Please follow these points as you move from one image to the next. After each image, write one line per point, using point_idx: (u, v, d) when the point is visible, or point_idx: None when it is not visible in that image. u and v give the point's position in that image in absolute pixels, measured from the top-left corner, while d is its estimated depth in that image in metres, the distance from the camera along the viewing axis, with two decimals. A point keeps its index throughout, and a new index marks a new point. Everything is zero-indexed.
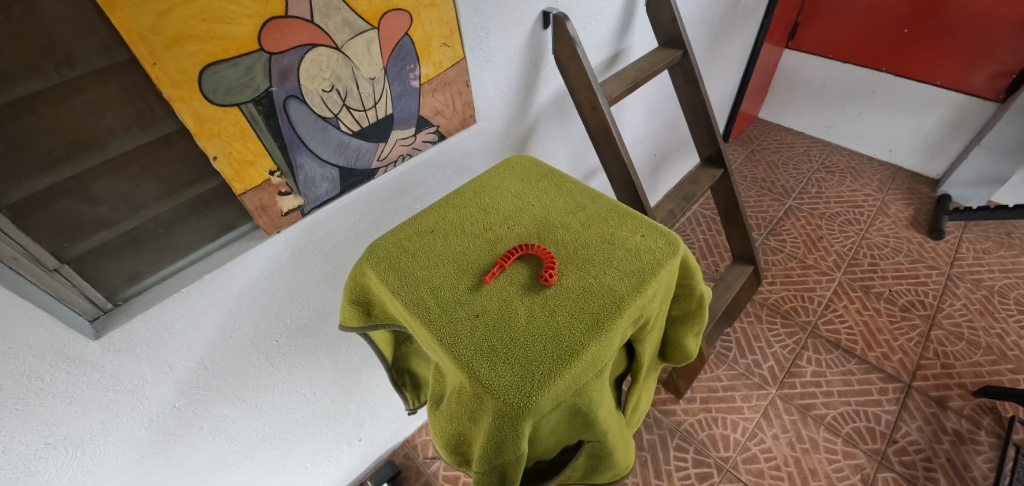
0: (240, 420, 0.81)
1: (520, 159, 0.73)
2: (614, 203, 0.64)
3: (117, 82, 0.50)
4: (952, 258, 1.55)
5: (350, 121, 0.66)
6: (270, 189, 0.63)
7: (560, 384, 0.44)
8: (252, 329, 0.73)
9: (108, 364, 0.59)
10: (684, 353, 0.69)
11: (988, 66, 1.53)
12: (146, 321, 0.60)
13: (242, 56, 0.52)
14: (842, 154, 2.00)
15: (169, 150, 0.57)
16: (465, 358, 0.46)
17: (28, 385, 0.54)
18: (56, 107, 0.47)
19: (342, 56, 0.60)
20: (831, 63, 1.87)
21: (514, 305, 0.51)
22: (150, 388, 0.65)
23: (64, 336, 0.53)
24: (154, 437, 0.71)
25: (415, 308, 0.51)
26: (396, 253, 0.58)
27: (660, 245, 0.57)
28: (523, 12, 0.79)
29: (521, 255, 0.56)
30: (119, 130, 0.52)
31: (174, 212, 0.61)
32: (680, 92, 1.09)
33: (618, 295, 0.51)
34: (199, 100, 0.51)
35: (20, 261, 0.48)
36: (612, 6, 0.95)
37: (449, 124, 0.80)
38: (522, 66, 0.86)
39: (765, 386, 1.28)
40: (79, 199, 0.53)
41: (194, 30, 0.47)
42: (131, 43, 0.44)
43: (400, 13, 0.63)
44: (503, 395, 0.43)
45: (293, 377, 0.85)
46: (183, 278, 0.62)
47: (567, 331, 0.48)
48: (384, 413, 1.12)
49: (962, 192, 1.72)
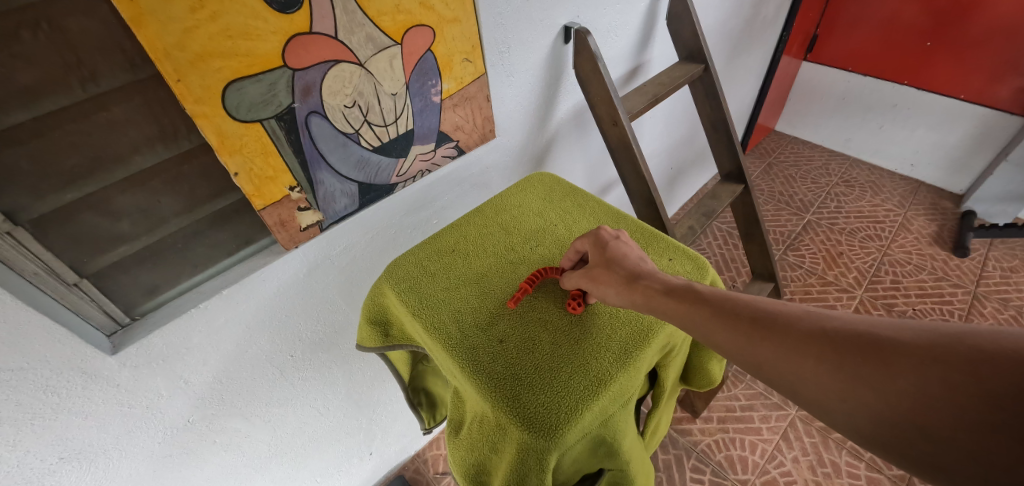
0: (253, 434, 0.80)
1: (540, 176, 0.72)
2: (639, 224, 0.63)
3: (141, 98, 0.50)
4: (978, 277, 1.51)
5: (371, 136, 0.65)
6: (289, 205, 0.62)
7: (588, 416, 0.43)
8: (268, 344, 0.72)
9: (123, 378, 0.58)
10: (707, 377, 0.67)
11: (1013, 79, 1.49)
12: (163, 335, 0.59)
13: (266, 73, 0.51)
14: (861, 168, 1.97)
15: (191, 166, 0.56)
16: (489, 387, 0.45)
17: (44, 400, 0.53)
18: (80, 123, 0.47)
19: (365, 72, 0.60)
20: (851, 76, 1.84)
21: (537, 331, 0.50)
22: (164, 402, 0.65)
23: (81, 352, 0.53)
24: (167, 452, 0.70)
25: (437, 332, 0.50)
26: (416, 273, 0.57)
27: (689, 270, 0.56)
28: (545, 26, 0.78)
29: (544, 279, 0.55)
30: (142, 146, 0.52)
31: (194, 226, 0.61)
32: (700, 106, 1.08)
33: (647, 321, 0.50)
34: (222, 116, 0.50)
35: (39, 275, 0.48)
36: (633, 20, 0.94)
37: (469, 139, 0.79)
38: (542, 80, 0.85)
39: (784, 407, 1.25)
40: (100, 214, 0.52)
41: (219, 47, 0.47)
42: (157, 60, 0.44)
43: (423, 29, 0.63)
44: (528, 426, 0.41)
45: (306, 391, 0.84)
46: (202, 293, 0.62)
47: (593, 360, 0.46)
48: (396, 428, 1.11)
49: (987, 209, 1.67)
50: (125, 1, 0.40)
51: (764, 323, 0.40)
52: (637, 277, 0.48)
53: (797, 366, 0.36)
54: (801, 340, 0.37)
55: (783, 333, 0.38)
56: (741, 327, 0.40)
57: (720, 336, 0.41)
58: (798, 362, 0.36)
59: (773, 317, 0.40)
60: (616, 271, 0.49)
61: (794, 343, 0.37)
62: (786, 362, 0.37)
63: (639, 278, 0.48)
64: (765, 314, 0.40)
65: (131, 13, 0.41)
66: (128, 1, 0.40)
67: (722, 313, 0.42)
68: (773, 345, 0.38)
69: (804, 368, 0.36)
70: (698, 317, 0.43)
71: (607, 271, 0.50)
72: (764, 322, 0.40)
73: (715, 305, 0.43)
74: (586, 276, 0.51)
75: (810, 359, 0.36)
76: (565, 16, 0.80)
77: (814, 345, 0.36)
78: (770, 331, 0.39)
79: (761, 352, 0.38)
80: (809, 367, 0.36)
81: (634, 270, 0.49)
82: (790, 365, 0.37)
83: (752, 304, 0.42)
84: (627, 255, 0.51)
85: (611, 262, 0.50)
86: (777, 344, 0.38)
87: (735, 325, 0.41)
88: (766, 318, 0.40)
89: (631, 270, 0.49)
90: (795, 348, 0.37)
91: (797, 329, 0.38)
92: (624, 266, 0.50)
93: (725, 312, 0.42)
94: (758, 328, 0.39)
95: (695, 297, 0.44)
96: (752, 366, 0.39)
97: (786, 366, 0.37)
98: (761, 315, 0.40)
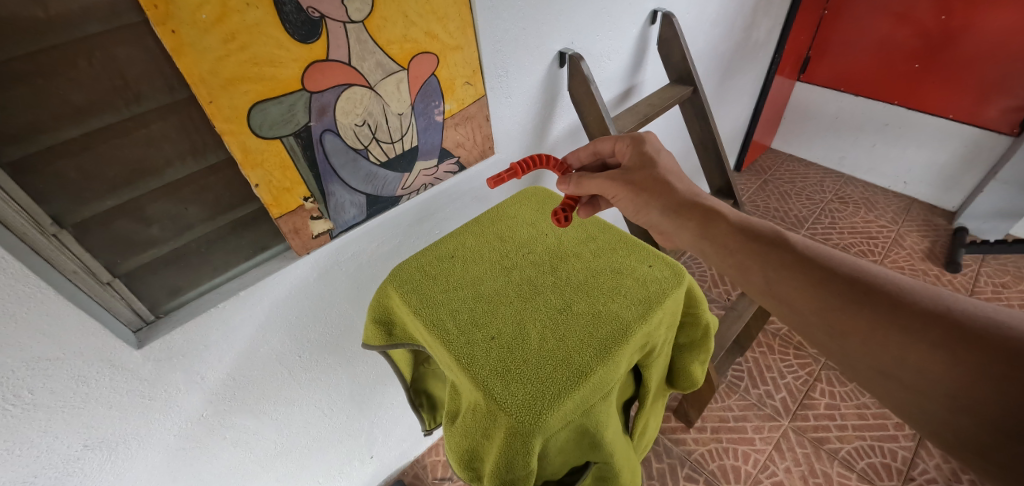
0: (261, 431, 0.84)
1: (535, 190, 0.77)
2: (624, 234, 0.68)
3: (176, 117, 0.55)
4: (970, 291, 1.54)
5: (379, 152, 0.71)
6: (303, 214, 0.68)
7: (569, 404, 0.47)
8: (279, 344, 0.77)
9: (146, 371, 0.63)
10: (689, 380, 0.71)
11: (1000, 100, 1.54)
12: (184, 333, 0.64)
13: (287, 95, 0.57)
14: (854, 185, 2.02)
15: (216, 178, 0.62)
16: (481, 377, 0.49)
17: (75, 389, 0.58)
18: (122, 138, 0.53)
19: (374, 94, 0.66)
20: (843, 96, 1.89)
21: (527, 328, 0.54)
22: (182, 396, 0.69)
23: (111, 345, 0.58)
24: (182, 445, 0.74)
25: (435, 330, 0.55)
26: (418, 277, 0.62)
27: (666, 275, 0.60)
28: (542, 52, 0.85)
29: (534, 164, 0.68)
30: (174, 159, 0.57)
31: (215, 233, 0.66)
32: (691, 125, 1.14)
33: (624, 322, 0.54)
34: (246, 133, 0.56)
35: (77, 274, 0.54)
36: (625, 46, 1.01)
37: (469, 155, 0.85)
38: (539, 101, 0.91)
39: (777, 417, 1.28)
40: (134, 220, 0.58)
41: (247, 73, 0.53)
42: (193, 84, 0.50)
43: (428, 56, 0.69)
44: (515, 412, 0.46)
45: (312, 391, 0.88)
46: (221, 294, 0.67)
47: (576, 353, 0.51)
48: (396, 432, 1.14)
49: (979, 225, 1.71)
50: (168, 34, 0.47)
51: (866, 292, 0.45)
52: (706, 207, 0.58)
53: (899, 346, 0.43)
54: (911, 320, 0.42)
55: (892, 307, 0.44)
56: (835, 289, 0.47)
57: (806, 292, 0.48)
58: (904, 342, 0.42)
59: (880, 288, 0.45)
60: (668, 186, 0.61)
61: (901, 322, 0.43)
62: (887, 339, 0.43)
63: (720, 222, 0.57)
64: (870, 285, 0.46)
65: (173, 45, 0.47)
66: (171, 34, 0.47)
67: (823, 279, 0.48)
68: (877, 319, 0.44)
69: (906, 348, 0.42)
70: (791, 279, 0.50)
71: (658, 183, 0.61)
72: (868, 294, 0.45)
73: (817, 270, 0.49)
74: (624, 179, 0.62)
75: (918, 341, 0.42)
76: (560, 43, 0.87)
77: (928, 330, 0.41)
78: (876, 304, 0.44)
79: (861, 325, 0.45)
80: (916, 350, 0.42)
81: (712, 212, 0.58)
82: (892, 343, 0.43)
83: (857, 272, 0.47)
84: (663, 167, 0.63)
85: (656, 173, 0.62)
86: (884, 319, 0.44)
87: (829, 286, 0.47)
88: (872, 289, 0.46)
89: (697, 204, 0.59)
90: (904, 326, 0.43)
91: (907, 306, 0.43)
92: (682, 192, 0.60)
93: (828, 277, 0.48)
94: (858, 293, 0.46)
95: (789, 256, 0.51)
96: (833, 329, 0.46)
97: (880, 338, 0.44)
98: (867, 285, 0.46)
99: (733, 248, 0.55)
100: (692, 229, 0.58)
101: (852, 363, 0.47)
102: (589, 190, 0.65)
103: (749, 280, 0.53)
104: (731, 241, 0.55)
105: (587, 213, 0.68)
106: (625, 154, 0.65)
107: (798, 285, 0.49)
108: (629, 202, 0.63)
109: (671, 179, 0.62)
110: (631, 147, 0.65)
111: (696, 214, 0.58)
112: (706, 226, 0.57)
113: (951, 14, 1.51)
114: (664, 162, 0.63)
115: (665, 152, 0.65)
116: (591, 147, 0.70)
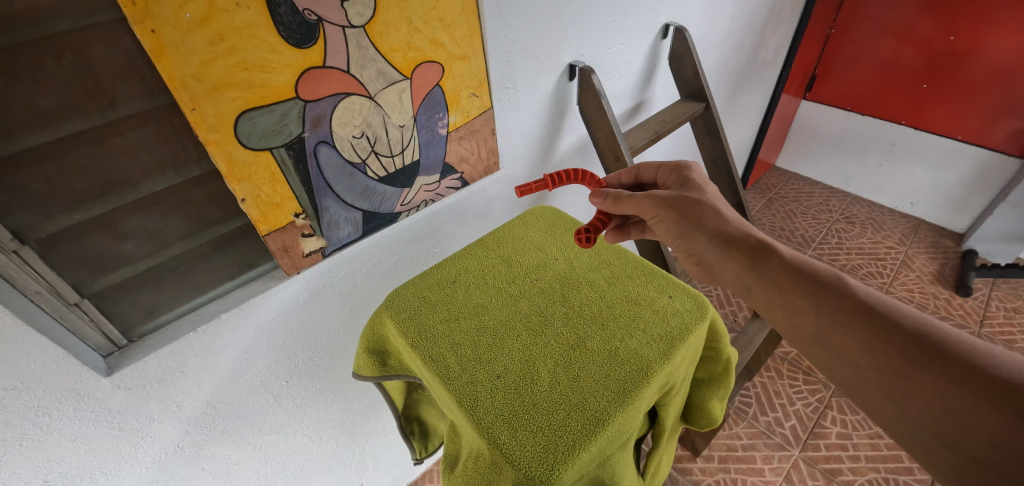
0: (242, 462, 0.77)
1: (544, 210, 0.73)
2: (640, 260, 0.64)
3: (155, 124, 0.51)
4: (982, 316, 1.50)
5: (377, 167, 0.67)
6: (293, 231, 0.63)
7: (585, 457, 0.42)
8: (263, 369, 0.71)
9: (116, 401, 0.57)
10: (708, 417, 0.66)
11: (1009, 122, 1.51)
12: (160, 358, 0.59)
13: (279, 103, 0.53)
14: (861, 205, 1.99)
15: (199, 191, 0.57)
16: (485, 423, 0.44)
17: (35, 421, 0.52)
18: (94, 147, 0.48)
19: (374, 104, 0.61)
20: (849, 115, 1.87)
21: (536, 367, 0.49)
22: (156, 426, 0.63)
23: (77, 372, 0.53)
24: (155, 477, 0.68)
25: (434, 365, 0.50)
26: (418, 305, 0.57)
27: (688, 308, 0.56)
28: (552, 65, 0.81)
29: (571, 176, 0.65)
30: (153, 171, 0.53)
31: (197, 250, 0.61)
32: (703, 142, 1.14)
33: (645, 361, 0.49)
34: (233, 144, 0.52)
35: (40, 294, 0.48)
36: (637, 60, 0.98)
37: (473, 171, 0.81)
38: (547, 115, 0.88)
39: (788, 447, 1.22)
40: (106, 235, 0.53)
41: (234, 78, 0.49)
42: (175, 89, 0.46)
43: (433, 66, 0.65)
44: (525, 466, 0.41)
45: (298, 418, 0.82)
46: (202, 316, 0.62)
47: (593, 396, 0.46)
48: (388, 458, 1.08)
49: (988, 248, 1.68)
50: (148, 33, 0.42)
51: (935, 352, 0.41)
52: (756, 239, 0.54)
53: (974, 413, 0.38)
54: (988, 387, 0.38)
55: (963, 372, 0.39)
56: (900, 344, 0.42)
57: (861, 344, 0.44)
58: (979, 411, 0.38)
59: (952, 349, 0.41)
60: (705, 213, 0.57)
61: (977, 389, 0.38)
62: (958, 406, 0.39)
63: (771, 257, 0.52)
64: (937, 343, 0.42)
65: (153, 45, 0.43)
66: (151, 34, 0.42)
67: (885, 331, 0.44)
68: (945, 382, 0.40)
69: (980, 418, 0.38)
70: (847, 327, 0.45)
71: (704, 209, 0.57)
72: (935, 352, 0.41)
73: (877, 321, 0.44)
74: (663, 200, 0.58)
75: (996, 411, 0.37)
76: (570, 55, 0.83)
77: (1007, 401, 0.37)
78: (946, 366, 0.40)
79: (928, 388, 0.40)
80: (994, 421, 0.37)
81: (764, 245, 0.53)
82: (962, 410, 0.38)
83: (924, 328, 0.43)
84: (709, 193, 0.59)
85: (703, 199, 0.58)
86: (952, 384, 0.39)
87: (893, 340, 0.43)
88: (941, 350, 0.41)
89: (746, 236, 0.55)
90: (976, 392, 0.38)
91: (983, 372, 0.39)
92: (730, 225, 0.56)
93: (891, 329, 0.44)
94: (926, 351, 0.41)
95: (849, 301, 0.46)
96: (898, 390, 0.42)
97: (947, 403, 0.39)
98: (936, 345, 0.42)
99: (784, 286, 0.50)
100: (739, 261, 0.54)
101: (910, 429, 0.42)
102: (626, 210, 0.61)
103: (798, 327, 0.49)
104: (782, 277, 0.51)
105: (614, 237, 0.65)
106: (667, 180, 0.64)
107: (857, 337, 0.45)
108: (670, 226, 0.59)
109: (719, 207, 0.57)
110: (673, 173, 0.63)
111: (744, 247, 0.54)
112: (756, 261, 0.53)
113: (958, 34, 1.50)
114: (711, 190, 0.60)
115: (710, 184, 0.61)
116: (633, 170, 0.68)
